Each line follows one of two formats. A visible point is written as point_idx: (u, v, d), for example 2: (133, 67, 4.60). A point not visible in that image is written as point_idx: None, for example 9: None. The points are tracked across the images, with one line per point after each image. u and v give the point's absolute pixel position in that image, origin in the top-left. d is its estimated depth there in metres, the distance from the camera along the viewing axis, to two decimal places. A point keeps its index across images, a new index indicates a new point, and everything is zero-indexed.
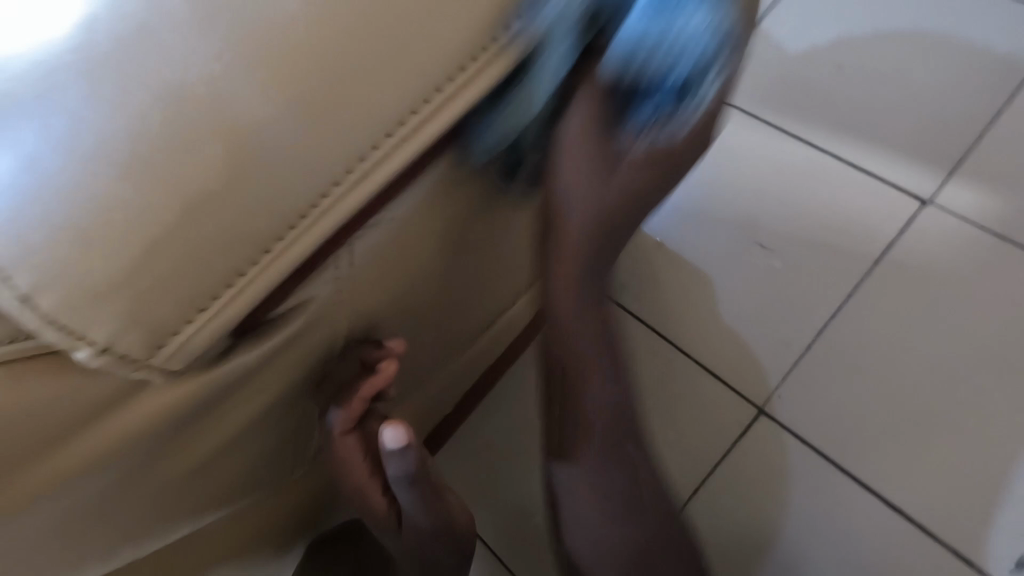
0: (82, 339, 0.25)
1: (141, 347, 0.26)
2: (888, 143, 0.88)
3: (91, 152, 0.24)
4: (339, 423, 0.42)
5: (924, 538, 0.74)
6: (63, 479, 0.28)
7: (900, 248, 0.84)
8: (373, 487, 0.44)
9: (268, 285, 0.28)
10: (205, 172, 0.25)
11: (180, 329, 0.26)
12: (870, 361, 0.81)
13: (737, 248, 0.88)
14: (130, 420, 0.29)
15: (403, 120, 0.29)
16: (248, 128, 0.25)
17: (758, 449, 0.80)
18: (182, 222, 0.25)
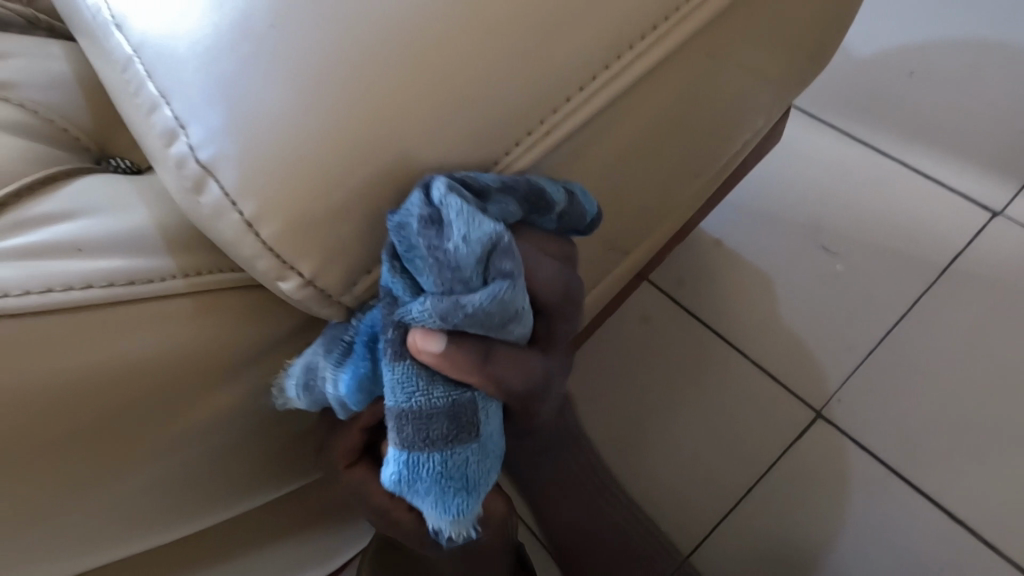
0: (292, 270, 0.28)
1: (339, 283, 0.30)
2: (960, 154, 0.90)
3: (327, 99, 0.27)
4: (343, 455, 0.37)
5: (984, 547, 0.75)
6: (252, 389, 0.34)
7: (968, 258, 0.86)
8: (393, 528, 0.37)
9: None
10: (416, 123, 0.29)
11: (373, 268, 0.31)
12: (931, 368, 0.82)
13: (803, 251, 0.91)
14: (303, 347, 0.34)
15: (572, 95, 0.32)
16: (456, 86, 0.29)
17: (818, 448, 0.82)
18: (389, 169, 0.29)
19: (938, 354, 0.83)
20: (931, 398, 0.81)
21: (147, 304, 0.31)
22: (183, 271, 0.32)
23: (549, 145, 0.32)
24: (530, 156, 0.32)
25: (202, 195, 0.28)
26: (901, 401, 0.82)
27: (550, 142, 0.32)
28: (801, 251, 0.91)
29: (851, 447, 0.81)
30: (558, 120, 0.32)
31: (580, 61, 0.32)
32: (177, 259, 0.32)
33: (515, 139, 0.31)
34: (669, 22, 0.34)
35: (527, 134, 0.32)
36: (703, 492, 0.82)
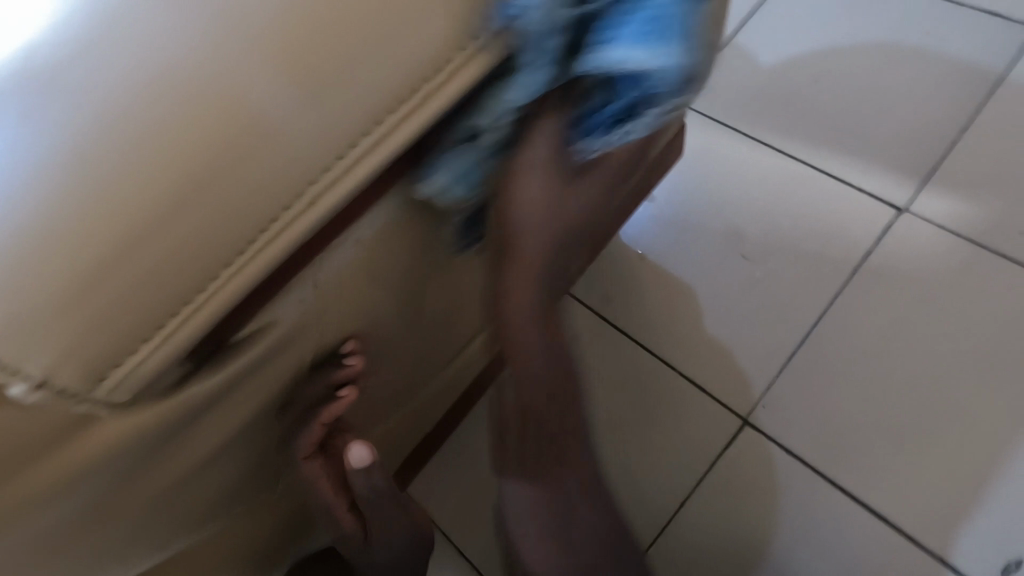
0: (17, 375, 0.25)
1: (84, 377, 0.27)
2: (865, 154, 0.93)
3: (46, 179, 0.25)
4: (302, 451, 0.43)
5: (907, 543, 0.76)
6: (21, 513, 0.28)
7: (879, 255, 0.88)
8: (341, 506, 0.46)
9: (218, 310, 0.29)
10: (161, 190, 0.26)
11: (131, 354, 0.27)
12: (850, 367, 0.83)
13: (722, 259, 0.92)
14: (79, 452, 0.29)
15: (362, 136, 0.30)
16: (213, 142, 0.26)
17: (746, 455, 0.82)
18: (132, 245, 0.25)
19: (853, 353, 0.84)
20: (848, 397, 0.82)
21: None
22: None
23: (325, 207, 0.30)
24: (303, 221, 0.30)
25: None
26: (820, 402, 0.83)
27: (328, 197, 0.30)
28: (720, 259, 0.92)
29: (777, 452, 0.82)
30: (349, 164, 0.30)
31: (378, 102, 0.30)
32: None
33: (283, 202, 0.29)
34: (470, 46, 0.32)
35: (298, 195, 0.29)
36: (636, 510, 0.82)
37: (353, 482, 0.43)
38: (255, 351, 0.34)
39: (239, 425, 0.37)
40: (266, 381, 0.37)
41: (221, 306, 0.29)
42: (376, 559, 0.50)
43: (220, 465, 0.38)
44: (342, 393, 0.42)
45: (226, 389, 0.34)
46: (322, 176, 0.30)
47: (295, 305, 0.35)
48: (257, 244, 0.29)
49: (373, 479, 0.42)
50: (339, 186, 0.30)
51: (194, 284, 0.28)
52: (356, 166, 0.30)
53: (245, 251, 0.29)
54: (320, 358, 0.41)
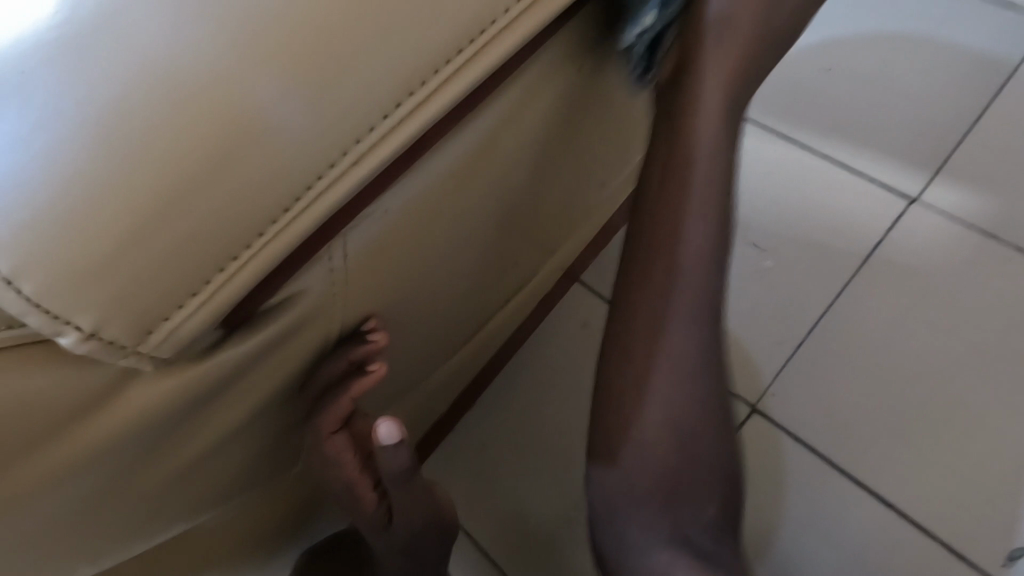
0: (69, 323, 0.26)
1: (130, 334, 0.27)
2: (877, 144, 0.93)
3: (95, 138, 0.26)
4: (326, 425, 0.43)
5: (916, 530, 0.76)
6: (70, 467, 0.29)
7: (889, 245, 0.88)
8: (364, 482, 0.46)
9: (252, 277, 0.28)
10: (202, 150, 0.26)
11: (170, 315, 0.27)
12: (859, 356, 0.84)
13: (732, 248, 0.92)
14: (123, 411, 0.29)
15: (402, 100, 0.30)
16: (255, 105, 0.27)
17: (755, 443, 0.82)
18: (174, 203, 0.26)
19: (862, 342, 0.84)
20: (857, 385, 0.83)
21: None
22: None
23: (368, 168, 0.30)
24: (346, 182, 0.29)
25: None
26: (829, 391, 0.83)
27: (372, 159, 0.30)
28: (730, 248, 0.92)
29: (786, 440, 0.82)
30: (388, 129, 0.30)
31: (417, 64, 0.30)
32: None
33: (327, 162, 0.29)
34: (509, 13, 0.33)
35: (341, 156, 0.29)
36: None
37: (379, 458, 0.43)
38: (284, 318, 0.34)
39: (270, 394, 0.37)
40: (296, 350, 0.37)
41: (262, 269, 0.28)
42: (397, 542, 0.50)
43: (249, 433, 0.39)
44: (370, 371, 0.42)
45: (259, 355, 0.34)
46: (360, 142, 0.29)
47: (324, 274, 0.35)
48: (301, 204, 0.29)
49: (398, 458, 0.42)
50: (383, 147, 0.30)
51: (237, 244, 0.28)
52: (400, 126, 0.30)
53: (284, 215, 0.28)
54: (347, 332, 0.41)
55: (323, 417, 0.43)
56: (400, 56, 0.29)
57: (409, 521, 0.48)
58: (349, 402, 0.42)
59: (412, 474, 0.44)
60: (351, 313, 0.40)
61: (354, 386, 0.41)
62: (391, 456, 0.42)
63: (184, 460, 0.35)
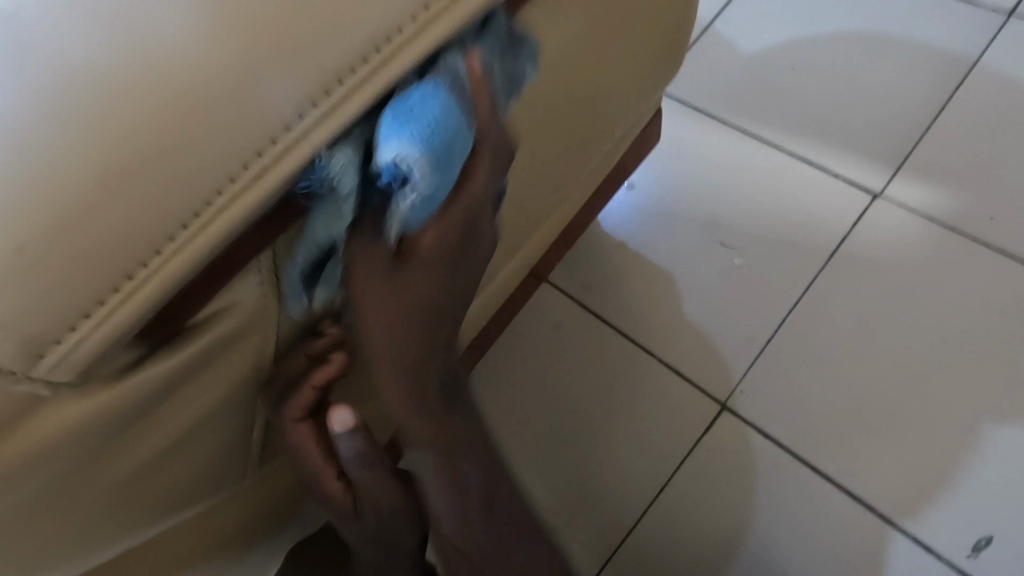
0: None
1: (17, 357, 0.26)
2: (842, 141, 0.94)
3: (4, 144, 0.25)
4: (291, 413, 0.41)
5: (883, 523, 0.77)
6: None
7: (855, 241, 0.89)
8: (329, 474, 0.44)
9: (165, 285, 0.28)
10: (109, 150, 0.25)
11: (64, 337, 0.27)
12: (827, 351, 0.84)
13: (699, 248, 0.92)
14: (28, 442, 0.27)
15: (329, 91, 0.29)
16: (165, 100, 0.26)
17: (724, 441, 0.82)
18: (79, 207, 0.25)
19: (828, 339, 0.85)
20: (824, 381, 0.83)
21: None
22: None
23: (281, 173, 0.29)
24: (261, 184, 0.28)
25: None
26: (797, 387, 0.84)
27: (287, 162, 0.29)
28: (698, 247, 0.92)
29: (755, 438, 0.82)
30: (315, 121, 0.29)
31: (344, 58, 0.29)
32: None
33: (241, 161, 0.28)
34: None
35: (257, 155, 0.28)
36: (619, 497, 0.82)
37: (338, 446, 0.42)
38: (210, 335, 0.33)
39: (202, 412, 0.36)
40: (235, 363, 0.36)
41: (175, 279, 0.28)
42: (367, 532, 0.48)
43: (185, 452, 0.37)
44: (333, 359, 0.39)
45: (182, 375, 0.33)
46: (284, 134, 0.28)
47: (255, 285, 0.34)
48: (212, 208, 0.28)
49: (356, 443, 0.41)
50: (303, 147, 0.29)
51: (141, 256, 0.27)
52: (316, 128, 0.29)
53: (203, 212, 0.28)
54: (291, 343, 0.40)
55: (285, 407, 0.40)
56: (324, 51, 0.28)
57: (378, 511, 0.46)
58: (311, 393, 0.39)
59: (376, 459, 0.43)
60: (296, 324, 0.39)
61: (317, 374, 0.39)
62: (348, 443, 0.41)
63: (104, 488, 0.33)
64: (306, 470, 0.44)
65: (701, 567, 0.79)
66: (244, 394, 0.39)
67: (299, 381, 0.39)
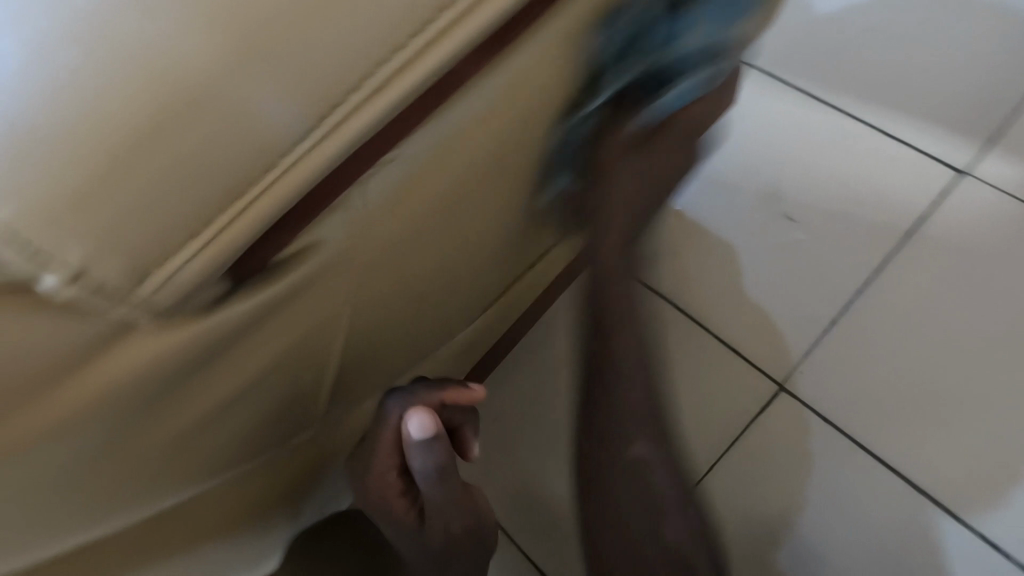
0: (50, 264, 0.23)
1: (119, 277, 0.25)
2: (926, 112, 0.87)
3: (82, 50, 0.23)
4: (393, 412, 0.45)
5: (946, 517, 0.74)
6: (59, 429, 0.27)
7: (933, 220, 0.83)
8: (394, 484, 0.46)
9: (268, 212, 0.27)
10: (206, 63, 0.24)
11: (169, 258, 0.25)
12: (896, 335, 0.80)
13: (763, 220, 0.88)
14: (119, 368, 0.27)
15: (430, 22, 0.28)
16: (266, 15, 0.24)
17: (780, 422, 0.80)
18: (177, 123, 0.24)
19: (899, 324, 0.80)
20: (892, 367, 0.79)
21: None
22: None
23: (388, 101, 0.28)
24: (358, 119, 0.28)
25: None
26: (861, 371, 0.79)
27: (376, 104, 0.28)
28: (762, 220, 0.88)
29: (813, 420, 0.79)
30: (416, 54, 0.28)
31: None
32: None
33: (337, 97, 0.27)
34: None
35: (353, 90, 0.27)
36: None
37: (410, 454, 0.42)
38: (295, 275, 0.31)
39: (283, 351, 0.35)
40: (316, 305, 0.34)
41: (266, 213, 0.27)
42: (418, 550, 0.49)
43: (263, 393, 0.36)
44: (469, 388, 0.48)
45: (268, 312, 0.32)
46: (387, 64, 0.28)
47: (341, 225, 0.32)
48: (307, 142, 0.27)
49: (428, 456, 0.42)
50: (397, 86, 0.28)
51: (238, 184, 0.26)
52: (422, 56, 0.28)
53: (305, 140, 0.27)
54: (365, 295, 0.38)
55: (403, 399, 0.45)
56: None
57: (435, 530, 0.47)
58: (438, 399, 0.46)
59: (445, 478, 0.43)
60: (372, 273, 0.37)
61: (451, 391, 0.47)
62: (422, 452, 0.42)
63: (189, 421, 0.33)
64: (374, 477, 0.46)
65: (746, 547, 0.78)
66: (319, 342, 0.37)
67: (427, 391, 0.46)
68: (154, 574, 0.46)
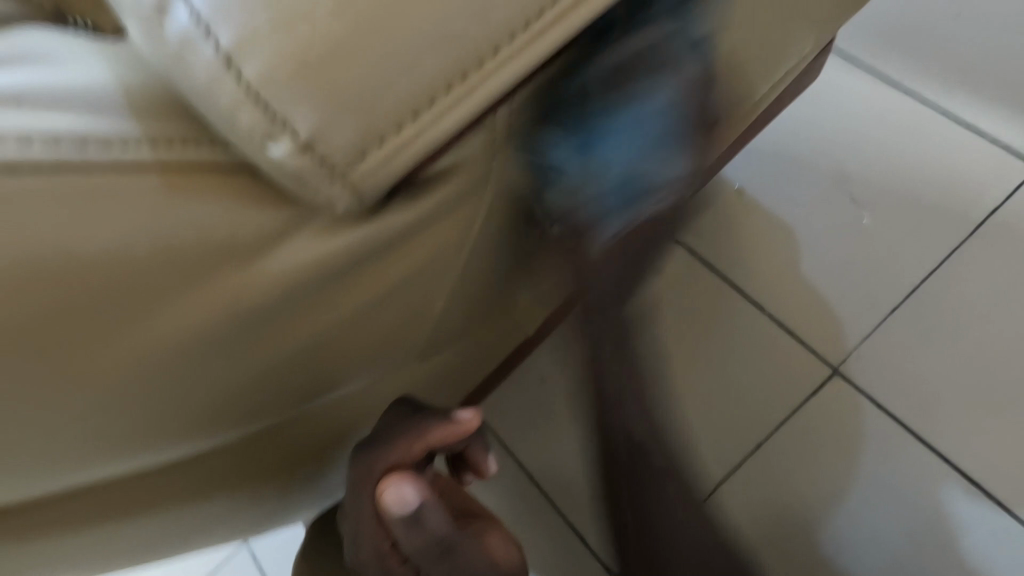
0: (285, 128, 0.25)
1: (343, 155, 0.26)
2: (1009, 101, 0.84)
3: None
4: (361, 473, 0.43)
5: (1000, 510, 0.73)
6: (231, 302, 0.30)
7: (1010, 213, 0.80)
8: (392, 559, 0.43)
9: (458, 117, 0.27)
10: None
11: (384, 139, 0.26)
12: (960, 327, 0.78)
13: (830, 202, 0.86)
14: (284, 261, 0.30)
15: None
16: None
17: (833, 405, 0.80)
18: (411, 4, 0.25)
19: (965, 316, 0.78)
20: (953, 360, 0.78)
21: (112, 177, 0.27)
22: (150, 138, 0.27)
23: (571, 23, 0.28)
24: (550, 33, 0.28)
25: (165, 21, 0.24)
26: (920, 362, 0.79)
27: (564, 24, 0.28)
28: (828, 201, 0.86)
29: (867, 406, 0.79)
30: None
31: None
32: (152, 127, 0.28)
33: (537, 9, 0.27)
34: None
35: (551, 4, 0.27)
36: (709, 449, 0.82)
37: (394, 522, 0.41)
38: (442, 193, 0.33)
39: (424, 268, 0.37)
40: (460, 224, 0.36)
41: (454, 122, 0.27)
42: None
43: (401, 308, 0.39)
44: (460, 421, 0.43)
45: (416, 229, 0.34)
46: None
47: (482, 143, 0.34)
48: (495, 58, 0.27)
49: (417, 519, 0.41)
50: (594, 0, 0.28)
51: (437, 88, 0.26)
52: None
53: (502, 47, 0.27)
54: (490, 228, 0.39)
55: (376, 455, 0.43)
56: None
57: None
58: (416, 449, 0.43)
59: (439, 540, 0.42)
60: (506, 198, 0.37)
61: (441, 431, 0.43)
62: (409, 517, 0.41)
63: (338, 318, 0.35)
64: (370, 552, 0.44)
65: (786, 526, 0.79)
66: (459, 262, 0.39)
67: (413, 428, 0.43)
68: (246, 494, 0.48)
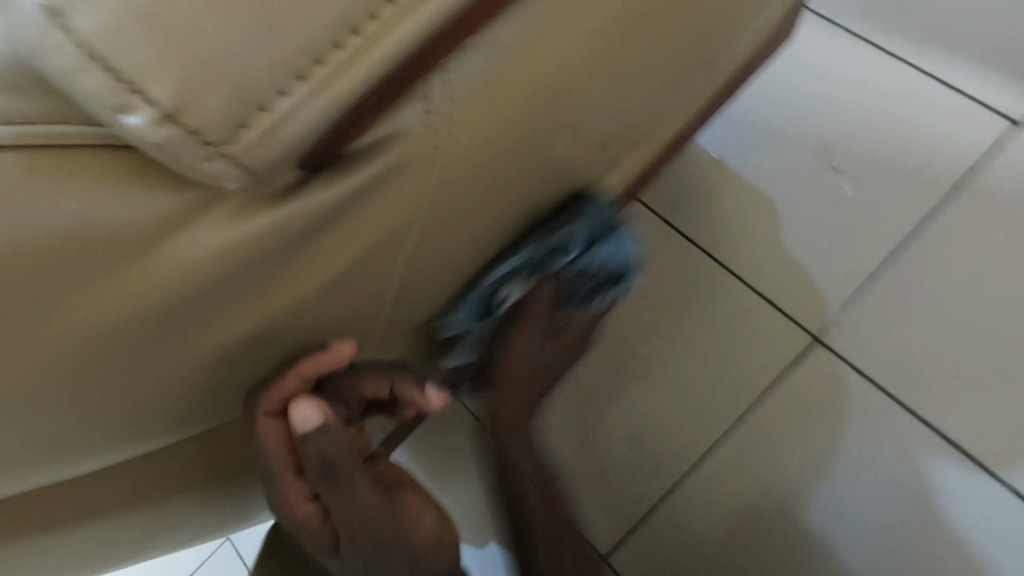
0: (142, 95, 0.24)
1: (223, 125, 0.25)
2: (985, 58, 0.81)
3: None
4: (261, 407, 0.40)
5: (981, 472, 0.73)
6: (135, 290, 0.29)
7: (987, 172, 0.79)
8: (296, 488, 0.44)
9: (356, 78, 0.27)
10: None
11: (269, 106, 0.26)
12: (937, 290, 0.77)
13: (805, 169, 0.84)
14: (190, 249, 0.29)
15: None
16: None
17: (815, 377, 0.79)
18: None
19: (941, 279, 0.78)
20: (930, 324, 0.77)
21: None
22: (4, 115, 0.26)
23: None
24: None
25: None
26: (897, 328, 0.78)
27: None
28: (805, 169, 0.84)
29: (847, 374, 0.78)
30: None
31: None
32: (3, 98, 0.26)
33: None
34: None
35: None
36: (690, 425, 0.81)
37: (304, 448, 0.41)
38: (368, 167, 0.32)
39: (359, 253, 0.35)
40: (392, 203, 0.34)
41: (352, 81, 0.27)
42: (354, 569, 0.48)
43: (342, 295, 0.37)
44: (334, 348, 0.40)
45: (343, 208, 0.32)
46: None
47: (418, 115, 0.32)
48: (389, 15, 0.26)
49: (322, 448, 0.41)
50: None
51: (328, 42, 0.26)
52: None
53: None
54: (432, 207, 0.37)
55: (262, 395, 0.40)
56: None
57: (357, 535, 0.46)
58: (300, 378, 0.40)
59: (340, 473, 0.42)
60: (444, 174, 0.36)
61: (322, 357, 0.39)
62: (312, 442, 0.40)
63: (263, 313, 0.34)
64: (271, 478, 0.44)
65: (770, 500, 0.78)
66: (399, 244, 0.37)
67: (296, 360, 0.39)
68: (184, 509, 0.45)
